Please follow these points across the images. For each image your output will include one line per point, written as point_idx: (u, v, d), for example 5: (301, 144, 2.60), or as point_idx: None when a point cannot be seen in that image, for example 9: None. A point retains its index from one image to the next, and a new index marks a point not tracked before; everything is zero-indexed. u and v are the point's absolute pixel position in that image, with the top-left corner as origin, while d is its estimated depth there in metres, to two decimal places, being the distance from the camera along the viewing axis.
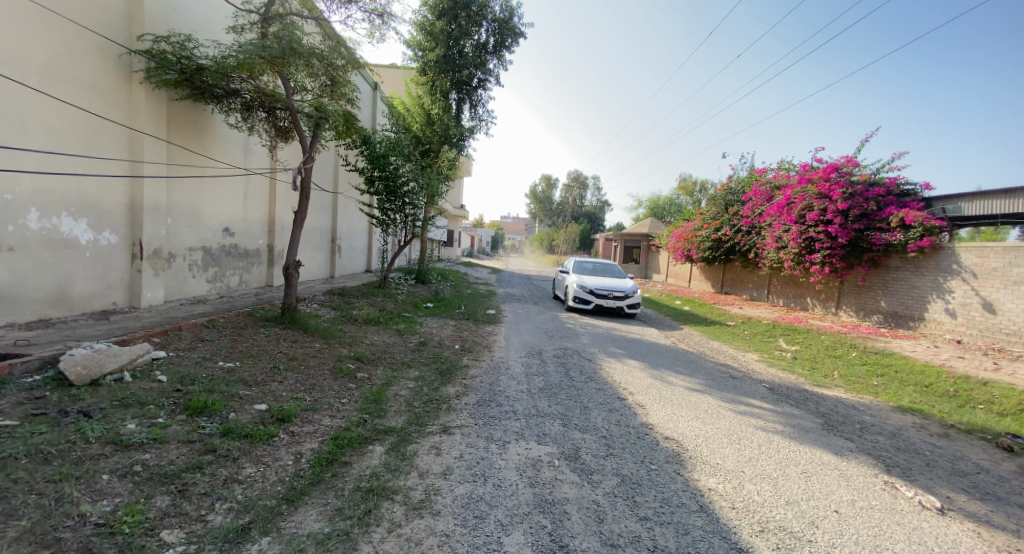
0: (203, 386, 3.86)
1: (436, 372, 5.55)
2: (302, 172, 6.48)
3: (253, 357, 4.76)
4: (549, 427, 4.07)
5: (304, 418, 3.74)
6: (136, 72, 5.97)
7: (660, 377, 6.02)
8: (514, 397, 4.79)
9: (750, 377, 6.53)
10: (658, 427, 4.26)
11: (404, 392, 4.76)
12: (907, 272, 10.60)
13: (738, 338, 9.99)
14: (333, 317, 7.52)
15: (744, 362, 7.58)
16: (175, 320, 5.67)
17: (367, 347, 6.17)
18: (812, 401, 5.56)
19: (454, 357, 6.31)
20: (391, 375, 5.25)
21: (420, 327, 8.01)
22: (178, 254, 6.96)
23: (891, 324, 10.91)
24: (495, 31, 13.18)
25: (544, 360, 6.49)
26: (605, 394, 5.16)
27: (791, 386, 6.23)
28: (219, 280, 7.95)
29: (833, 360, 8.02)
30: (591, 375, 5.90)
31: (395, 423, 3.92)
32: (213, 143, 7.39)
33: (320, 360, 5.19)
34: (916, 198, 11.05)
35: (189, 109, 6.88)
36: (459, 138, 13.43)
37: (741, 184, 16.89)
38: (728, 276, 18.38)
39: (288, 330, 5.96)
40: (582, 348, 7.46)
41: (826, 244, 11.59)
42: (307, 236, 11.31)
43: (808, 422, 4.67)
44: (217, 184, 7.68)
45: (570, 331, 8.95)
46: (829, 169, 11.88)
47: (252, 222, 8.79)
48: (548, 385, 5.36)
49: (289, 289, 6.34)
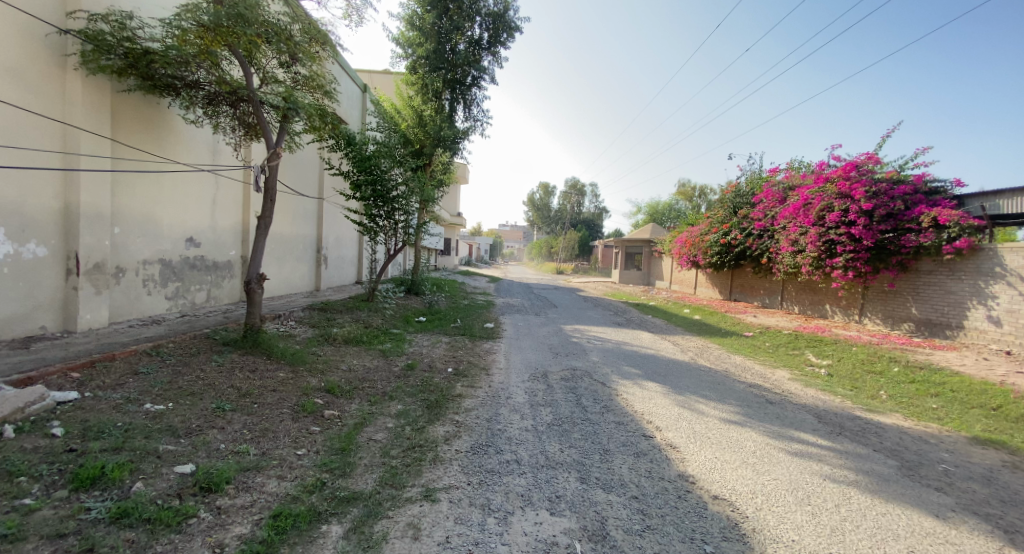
0: (109, 442, 2.94)
1: (423, 405, 4.62)
2: (265, 171, 5.58)
3: (192, 395, 3.84)
4: (565, 486, 3.16)
5: (241, 484, 2.83)
6: (70, 56, 5.13)
7: (689, 405, 5.11)
8: (520, 440, 3.87)
9: (791, 402, 5.64)
10: (702, 480, 3.35)
11: (381, 436, 3.84)
12: (942, 276, 9.84)
13: (760, 351, 9.08)
14: (309, 338, 6.61)
15: (777, 382, 6.72)
16: (111, 347, 4.77)
17: (343, 375, 5.24)
18: (872, 433, 4.69)
19: (446, 385, 5.38)
20: (367, 412, 4.33)
21: (408, 347, 7.08)
22: (128, 268, 6.06)
23: (924, 333, 10.07)
24: (488, 26, 12.33)
25: (551, 386, 5.57)
26: (627, 430, 4.25)
27: (842, 413, 5.35)
28: (181, 296, 7.05)
29: (873, 377, 7.15)
30: (608, 404, 4.97)
31: (363, 486, 3.01)
32: (171, 142, 6.53)
33: (280, 395, 4.26)
34: (947, 196, 10.16)
35: (140, 102, 6.03)
36: (453, 140, 12.60)
37: (751, 185, 16.09)
38: (738, 283, 17.60)
39: (246, 357, 5.04)
40: (593, 368, 6.53)
41: (848, 246, 10.76)
42: (287, 246, 10.44)
43: (883, 467, 3.79)
44: (177, 188, 6.79)
45: (577, 347, 8.04)
46: (848, 166, 11.07)
47: (222, 232, 7.92)
48: (558, 420, 4.43)
49: (251, 308, 5.48)
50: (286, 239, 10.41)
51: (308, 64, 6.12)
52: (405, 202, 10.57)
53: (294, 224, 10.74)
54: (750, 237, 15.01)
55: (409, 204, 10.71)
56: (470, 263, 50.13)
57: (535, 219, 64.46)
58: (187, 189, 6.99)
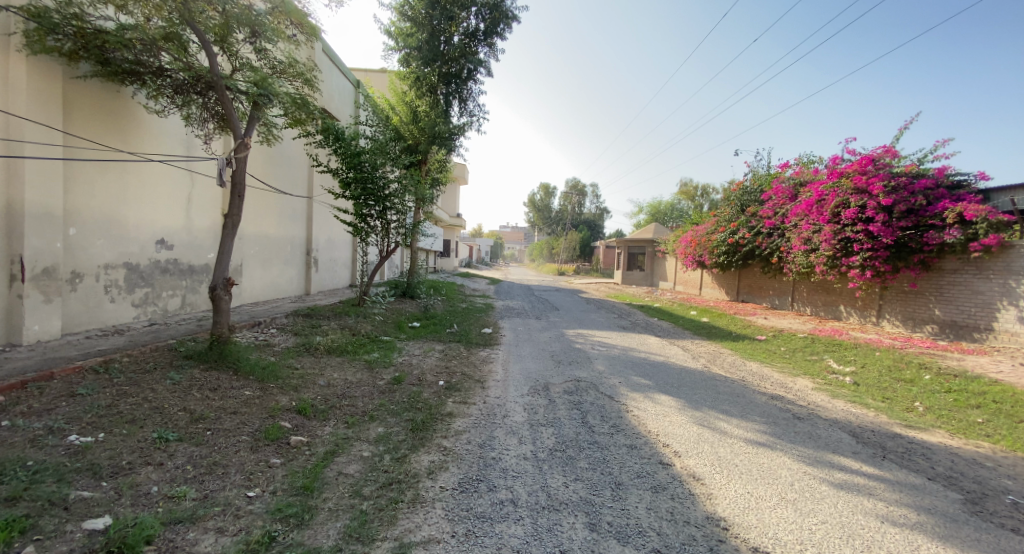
0: (4, 490, 2.42)
1: (407, 427, 4.05)
2: (232, 164, 5.01)
3: (131, 422, 3.28)
4: (570, 536, 2.58)
5: (165, 544, 2.28)
6: (13, 36, 4.64)
7: (709, 423, 4.54)
8: (517, 473, 3.30)
9: (821, 417, 5.05)
10: (736, 526, 2.77)
11: (354, 469, 3.26)
12: (967, 275, 9.26)
13: (776, 356, 8.50)
14: (287, 348, 6.06)
15: (800, 393, 6.13)
16: (54, 363, 4.23)
17: (319, 391, 4.68)
18: (919, 456, 4.11)
19: (436, 401, 4.81)
20: (342, 437, 3.77)
21: (397, 357, 6.49)
22: (86, 273, 5.53)
23: (949, 336, 9.49)
24: (485, 17, 11.74)
25: (553, 400, 5.00)
26: (640, 457, 3.69)
27: (879, 430, 4.77)
28: (151, 303, 6.50)
29: (904, 386, 6.54)
30: (617, 423, 4.39)
31: (321, 541, 2.44)
32: (136, 135, 5.99)
33: (241, 418, 3.70)
34: (970, 190, 9.53)
35: (99, 90, 5.51)
36: (448, 136, 12.06)
37: (758, 182, 15.54)
38: (745, 283, 17.06)
39: (209, 372, 4.47)
40: (599, 379, 5.95)
41: (866, 244, 10.19)
42: (273, 248, 9.90)
43: (945, 502, 3.20)
44: (145, 186, 6.26)
45: (581, 354, 7.45)
46: (864, 160, 10.47)
47: (199, 233, 7.38)
48: (561, 445, 3.85)
49: (218, 316, 4.95)
50: (272, 240, 9.84)
51: (272, 38, 5.58)
52: (399, 201, 9.97)
53: (280, 225, 10.18)
54: (760, 236, 14.35)
55: (404, 203, 10.11)
56: (470, 264, 49.34)
57: (536, 219, 63.65)
58: (158, 186, 6.45)
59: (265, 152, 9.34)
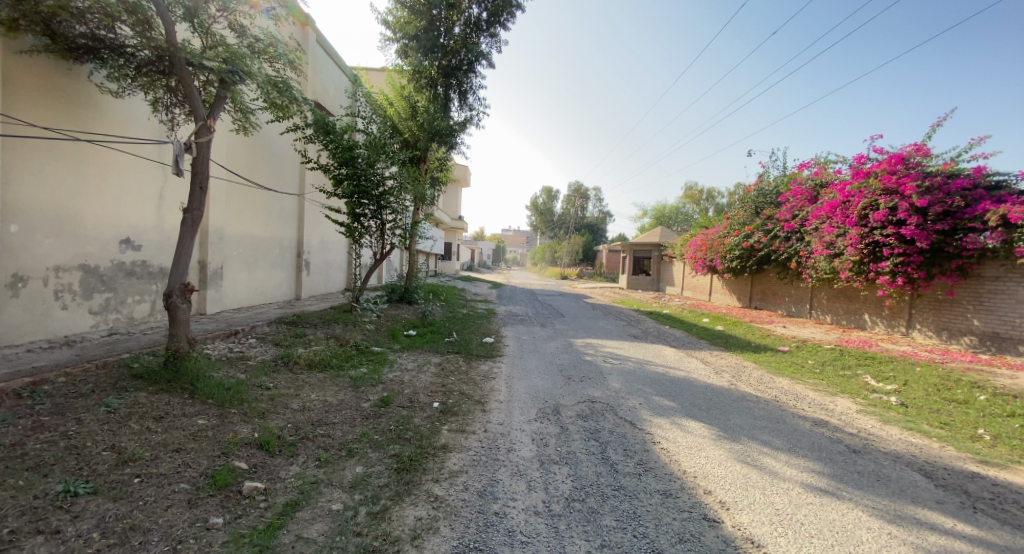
0: None
1: (391, 467, 3.32)
2: (192, 150, 4.29)
3: (33, 470, 2.57)
4: None
5: None
6: None
7: (752, 459, 3.80)
8: (527, 538, 2.57)
9: (880, 450, 4.30)
10: None
11: (319, 532, 2.52)
12: (1012, 283, 8.55)
13: (805, 370, 7.75)
14: (262, 362, 5.35)
15: (843, 416, 5.38)
16: None
17: (291, 417, 3.97)
18: (1013, 504, 3.37)
19: (428, 428, 4.09)
20: (310, 480, 3.04)
21: (387, 373, 5.73)
22: (31, 275, 4.87)
23: (990, 349, 8.76)
24: (488, 6, 11.00)
25: (566, 428, 4.27)
26: (682, 511, 2.95)
27: (953, 468, 4.01)
28: (112, 310, 5.79)
29: (959, 409, 5.78)
30: (645, 460, 3.66)
31: None
32: (94, 120, 5.32)
33: (183, 459, 2.98)
34: (1011, 191, 8.76)
35: (47, 67, 4.84)
36: (449, 132, 11.41)
37: (773, 184, 14.80)
38: (759, 290, 16.36)
39: (158, 396, 3.73)
40: (616, 401, 5.19)
41: (898, 249, 9.42)
42: (259, 249, 9.20)
43: None
44: (105, 178, 5.56)
45: (593, 369, 6.71)
46: (894, 158, 9.66)
47: (172, 232, 6.68)
48: (579, 492, 3.12)
49: (174, 328, 4.24)
50: (257, 241, 9.15)
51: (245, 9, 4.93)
52: (395, 199, 9.26)
53: (268, 225, 9.50)
54: (777, 240, 13.58)
55: (400, 201, 9.40)
56: (470, 266, 48.52)
57: (539, 222, 62.98)
58: (123, 180, 5.78)
59: (248, 146, 8.65)
